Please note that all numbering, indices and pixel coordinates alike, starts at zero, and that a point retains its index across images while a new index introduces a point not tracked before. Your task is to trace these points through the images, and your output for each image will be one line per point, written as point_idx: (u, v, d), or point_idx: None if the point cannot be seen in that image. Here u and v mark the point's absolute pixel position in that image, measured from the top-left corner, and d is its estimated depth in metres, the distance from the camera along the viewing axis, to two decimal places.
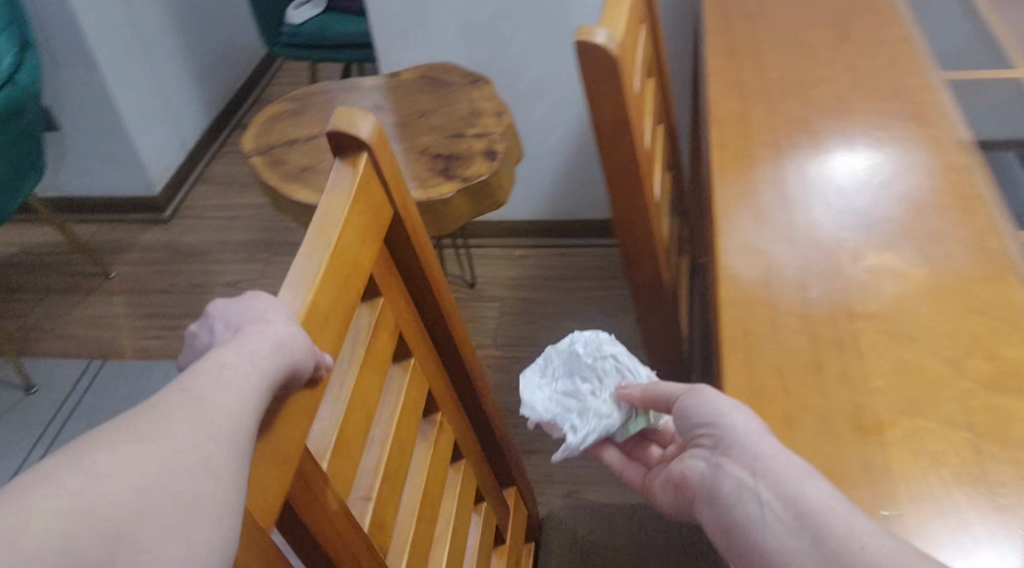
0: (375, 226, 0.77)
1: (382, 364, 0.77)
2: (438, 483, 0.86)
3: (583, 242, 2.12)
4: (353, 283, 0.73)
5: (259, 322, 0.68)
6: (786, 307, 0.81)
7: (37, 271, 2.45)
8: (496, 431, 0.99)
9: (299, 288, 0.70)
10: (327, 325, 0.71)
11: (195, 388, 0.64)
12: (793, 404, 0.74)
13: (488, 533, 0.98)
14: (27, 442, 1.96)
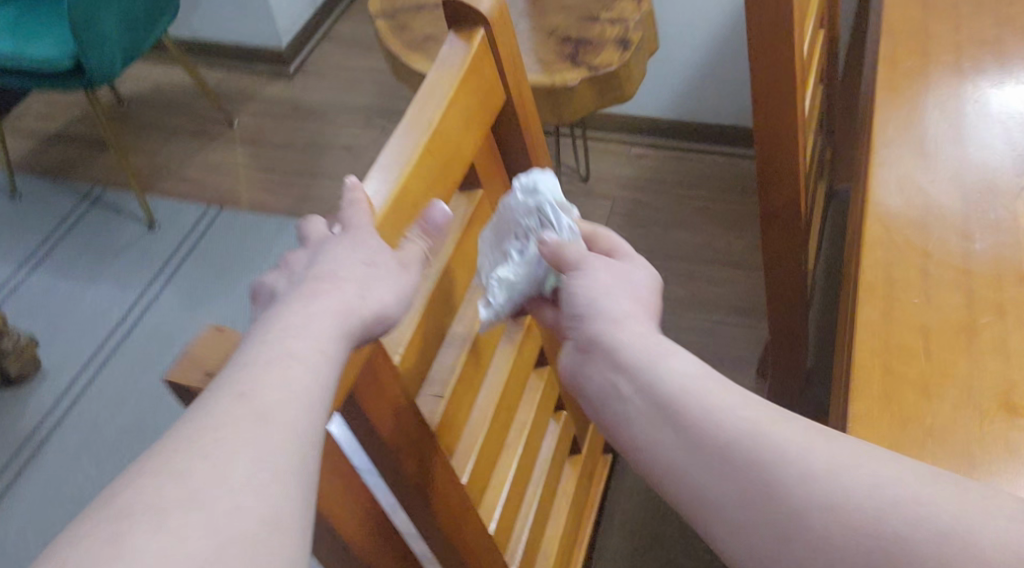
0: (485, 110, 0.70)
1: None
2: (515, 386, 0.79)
3: (711, 148, 2.00)
4: (448, 169, 0.67)
5: (340, 266, 0.64)
6: (943, 257, 0.71)
7: (163, 110, 2.46)
8: None
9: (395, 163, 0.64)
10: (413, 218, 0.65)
11: (275, 356, 0.60)
12: (936, 369, 0.64)
13: (564, 445, 0.90)
14: (145, 278, 2.03)
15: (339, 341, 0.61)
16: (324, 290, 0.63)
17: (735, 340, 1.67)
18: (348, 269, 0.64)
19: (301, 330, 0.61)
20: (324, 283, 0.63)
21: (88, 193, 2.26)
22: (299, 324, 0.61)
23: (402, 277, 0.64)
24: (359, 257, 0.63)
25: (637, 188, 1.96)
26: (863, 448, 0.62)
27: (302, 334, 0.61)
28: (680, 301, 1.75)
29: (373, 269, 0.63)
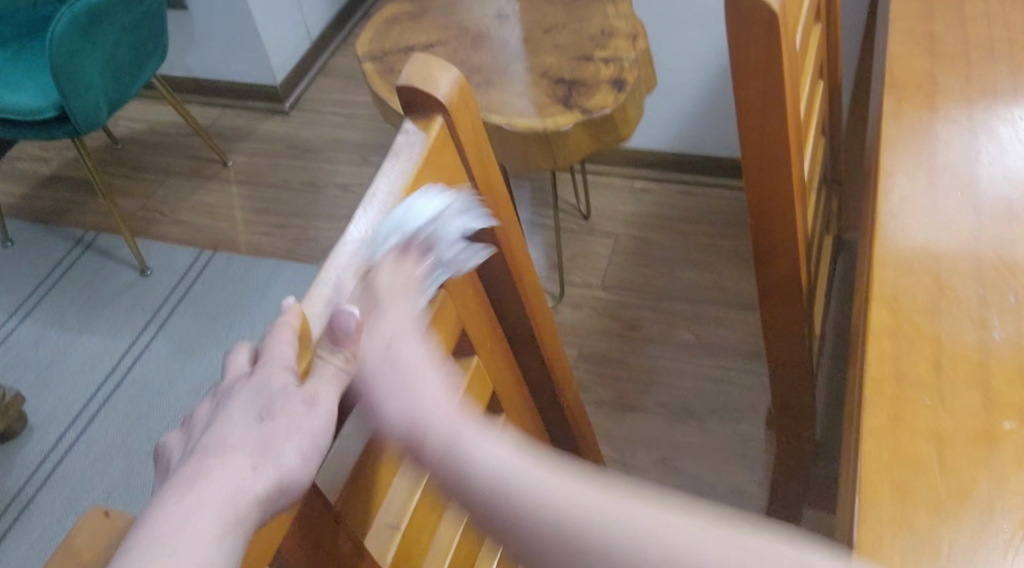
0: (449, 203, 0.64)
1: (435, 365, 0.62)
2: None
3: (716, 181, 1.93)
4: (403, 270, 0.60)
5: (243, 412, 0.56)
6: (958, 349, 0.64)
7: (158, 151, 2.42)
8: (574, 427, 0.83)
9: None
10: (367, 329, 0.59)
11: (159, 553, 0.52)
12: (950, 489, 0.58)
13: None
14: (135, 328, 1.97)
15: (241, 516, 0.53)
16: (212, 465, 0.54)
17: (744, 387, 1.59)
18: (247, 423, 0.56)
19: (189, 512, 0.53)
20: (215, 450, 0.55)
21: (81, 238, 2.21)
22: (189, 504, 0.53)
23: (316, 427, 0.56)
24: (260, 412, 0.56)
25: (640, 225, 1.89)
26: None
27: (185, 527, 0.52)
28: (686, 345, 1.67)
29: (281, 420, 0.56)
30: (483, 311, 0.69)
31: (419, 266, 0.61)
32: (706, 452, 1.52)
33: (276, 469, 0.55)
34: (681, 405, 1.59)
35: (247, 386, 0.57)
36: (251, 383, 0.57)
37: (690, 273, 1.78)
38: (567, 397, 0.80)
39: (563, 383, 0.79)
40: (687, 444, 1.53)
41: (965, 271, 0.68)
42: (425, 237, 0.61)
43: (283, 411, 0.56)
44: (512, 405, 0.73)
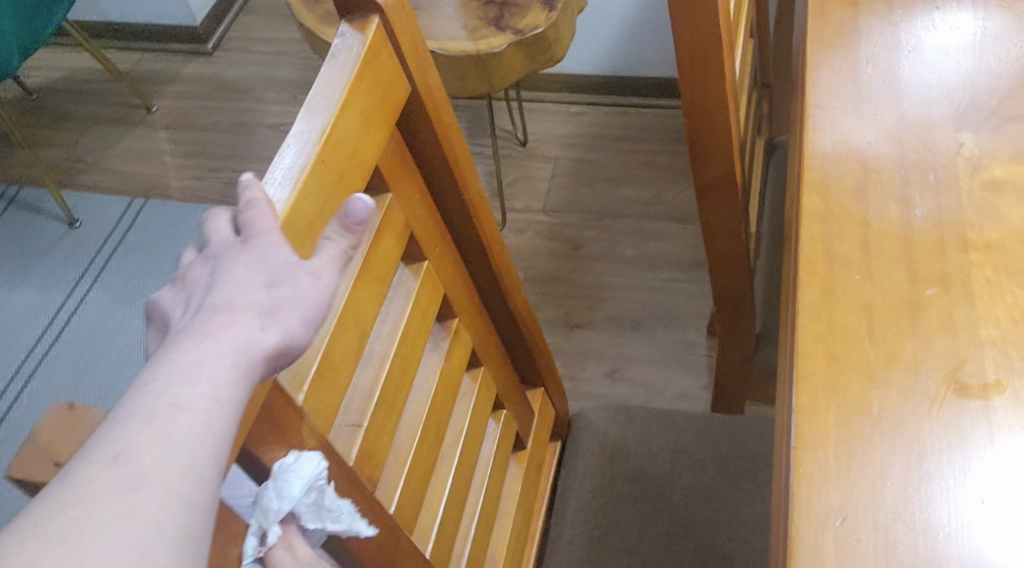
0: (388, 110, 0.62)
1: (385, 278, 0.63)
2: (447, 394, 0.72)
3: (650, 99, 1.95)
4: (349, 176, 0.58)
5: (240, 280, 0.52)
6: (884, 228, 0.67)
7: (79, 100, 2.35)
8: (527, 334, 0.86)
9: (288, 174, 0.54)
10: (318, 221, 0.56)
11: (153, 423, 0.48)
12: (880, 354, 0.61)
13: (507, 443, 0.84)
14: (74, 280, 1.94)
15: (239, 386, 0.50)
16: (218, 325, 0.51)
17: (688, 297, 1.64)
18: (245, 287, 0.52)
19: (192, 368, 0.49)
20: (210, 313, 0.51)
21: (3, 195, 2.15)
22: (188, 365, 0.50)
23: (320, 301, 0.53)
24: (263, 280, 0.52)
25: (577, 147, 1.91)
26: (808, 448, 0.59)
27: (186, 394, 0.49)
28: (630, 261, 1.71)
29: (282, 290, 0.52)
30: (433, 223, 0.69)
31: (364, 174, 0.59)
32: (653, 361, 1.57)
33: (280, 330, 0.52)
34: (630, 317, 1.63)
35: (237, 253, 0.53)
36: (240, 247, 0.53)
37: (627, 190, 1.82)
38: (519, 307, 0.82)
39: (511, 291, 0.81)
40: (632, 351, 1.58)
41: (888, 156, 0.71)
42: (367, 143, 0.60)
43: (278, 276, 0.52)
44: (466, 313, 0.74)
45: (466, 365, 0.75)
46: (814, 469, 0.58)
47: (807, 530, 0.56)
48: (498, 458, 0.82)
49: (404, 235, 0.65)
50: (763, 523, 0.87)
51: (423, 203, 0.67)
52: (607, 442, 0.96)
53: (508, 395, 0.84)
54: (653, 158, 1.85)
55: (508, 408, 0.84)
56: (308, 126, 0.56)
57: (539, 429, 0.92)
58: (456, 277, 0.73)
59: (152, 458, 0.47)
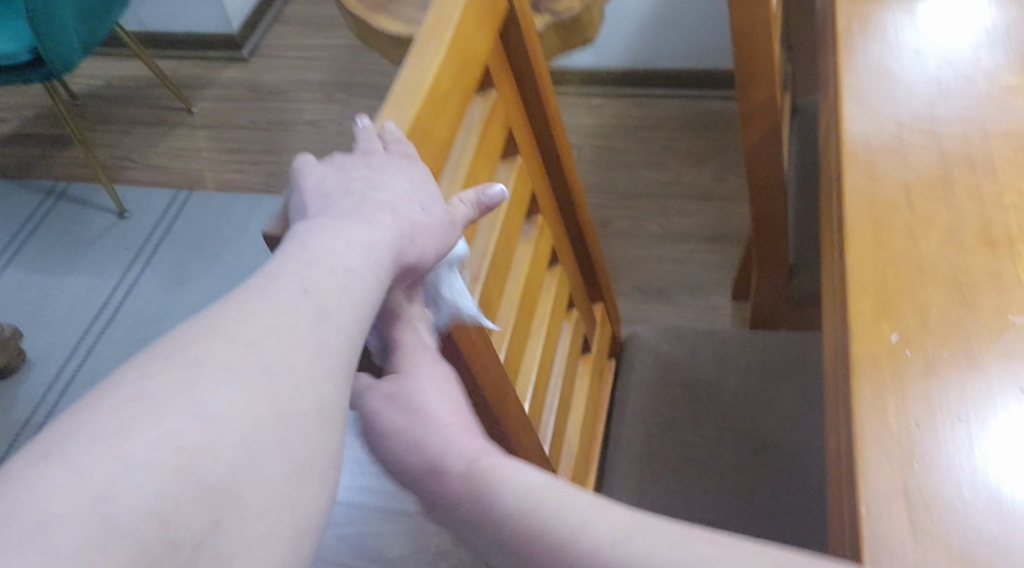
0: (494, 14, 0.72)
1: (492, 159, 0.73)
2: (536, 279, 0.82)
3: (668, 92, 2.07)
4: (470, 64, 0.68)
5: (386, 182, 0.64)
6: (915, 126, 0.78)
7: (120, 103, 2.47)
8: (592, 247, 0.96)
9: (429, 50, 0.64)
10: (436, 141, 0.64)
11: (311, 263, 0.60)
12: (919, 219, 0.72)
13: (578, 342, 0.94)
14: (121, 266, 2.05)
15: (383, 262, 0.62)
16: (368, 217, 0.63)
17: (710, 268, 1.74)
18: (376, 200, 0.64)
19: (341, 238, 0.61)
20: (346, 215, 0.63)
21: (52, 190, 2.29)
22: (341, 234, 0.62)
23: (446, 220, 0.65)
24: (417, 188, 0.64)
25: (600, 136, 2.02)
26: (862, 292, 0.69)
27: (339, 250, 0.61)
28: (653, 236, 1.82)
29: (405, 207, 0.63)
30: (523, 126, 0.80)
31: (478, 65, 0.70)
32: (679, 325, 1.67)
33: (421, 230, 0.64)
34: (654, 287, 1.73)
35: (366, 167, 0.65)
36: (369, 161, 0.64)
37: (649, 174, 1.93)
38: (588, 218, 0.93)
39: (581, 203, 0.92)
40: (660, 317, 1.69)
41: (915, 72, 0.82)
42: (481, 37, 0.70)
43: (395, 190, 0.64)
44: (547, 212, 0.85)
45: (547, 259, 0.85)
46: (868, 308, 0.68)
47: (866, 357, 0.66)
48: (572, 352, 0.92)
49: (503, 128, 0.76)
50: (804, 414, 0.96)
51: (516, 106, 0.78)
52: (658, 355, 1.05)
53: (576, 298, 0.94)
54: (673, 145, 1.97)
55: (576, 310, 0.94)
56: (441, 14, 0.66)
57: (600, 340, 1.02)
58: (540, 178, 0.84)
59: (303, 321, 0.58)
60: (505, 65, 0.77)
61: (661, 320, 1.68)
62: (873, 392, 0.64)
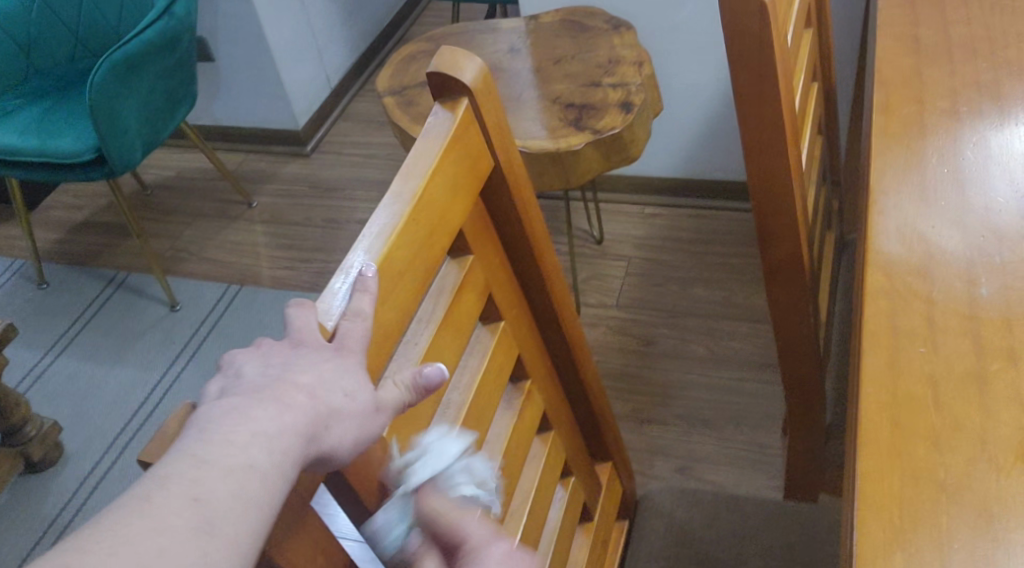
0: (473, 179, 0.68)
1: (464, 329, 0.68)
2: (519, 451, 0.76)
3: (725, 204, 1.99)
4: (436, 237, 0.64)
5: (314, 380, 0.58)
6: (949, 305, 0.69)
7: (184, 195, 2.51)
8: (598, 407, 0.89)
9: (381, 231, 0.62)
10: (382, 336, 0.61)
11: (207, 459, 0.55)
12: (946, 421, 0.63)
13: (574, 510, 0.87)
14: (165, 360, 2.05)
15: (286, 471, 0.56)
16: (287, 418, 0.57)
17: (759, 398, 1.64)
18: (258, 419, 0.57)
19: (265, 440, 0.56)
20: (222, 416, 0.57)
21: (113, 278, 2.32)
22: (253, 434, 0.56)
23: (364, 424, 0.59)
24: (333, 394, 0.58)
25: (651, 248, 1.95)
26: (874, 519, 0.59)
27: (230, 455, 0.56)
28: (700, 358, 1.73)
29: (348, 403, 0.58)
30: (510, 288, 0.75)
31: (450, 235, 0.66)
32: (723, 460, 1.56)
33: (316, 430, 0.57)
34: (697, 415, 1.64)
35: (236, 396, 0.58)
36: (222, 405, 0.58)
37: (700, 291, 1.85)
38: (592, 379, 0.86)
39: (584, 364, 0.85)
40: (702, 447, 1.59)
41: (955, 240, 0.73)
42: (454, 208, 0.66)
43: (319, 374, 0.58)
44: (537, 375, 0.79)
45: (537, 425, 0.79)
46: (880, 531, 0.59)
47: None
48: (564, 523, 0.84)
49: (482, 295, 0.70)
50: None
51: (501, 268, 0.73)
52: (672, 523, 0.96)
53: (574, 462, 0.87)
54: (727, 260, 1.88)
55: (574, 476, 0.87)
56: (402, 187, 0.63)
57: (606, 502, 0.94)
58: (529, 343, 0.78)
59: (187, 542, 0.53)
60: (487, 226, 0.72)
61: (704, 451, 1.58)
62: None
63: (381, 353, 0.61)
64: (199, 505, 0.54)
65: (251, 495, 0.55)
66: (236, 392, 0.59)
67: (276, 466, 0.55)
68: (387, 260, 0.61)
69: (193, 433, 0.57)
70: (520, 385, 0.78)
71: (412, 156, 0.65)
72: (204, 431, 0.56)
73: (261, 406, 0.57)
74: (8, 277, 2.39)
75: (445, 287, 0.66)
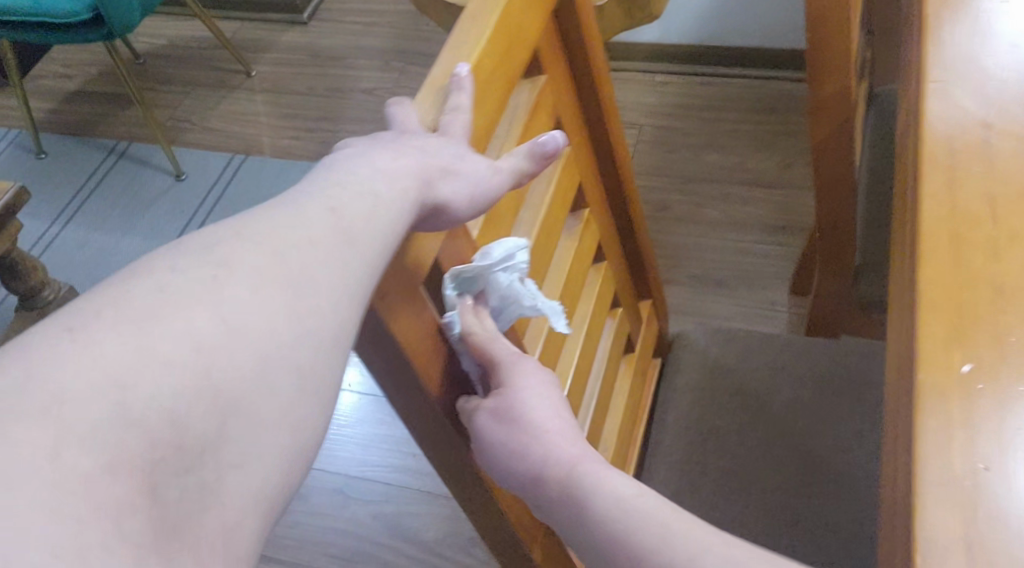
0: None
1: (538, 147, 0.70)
2: (579, 275, 0.79)
3: (736, 71, 1.98)
4: (519, 46, 0.65)
5: (425, 141, 0.65)
6: (1005, 128, 0.71)
7: (182, 65, 2.47)
8: (644, 243, 0.93)
9: (471, 38, 0.62)
10: (475, 134, 0.63)
11: (337, 192, 0.62)
12: (1004, 234, 0.65)
13: (620, 340, 0.91)
14: (177, 227, 2.06)
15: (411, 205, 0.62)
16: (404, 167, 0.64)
17: (769, 259, 1.67)
18: (379, 167, 0.64)
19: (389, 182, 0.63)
20: (342, 170, 0.64)
21: (114, 148, 2.30)
22: (375, 179, 0.63)
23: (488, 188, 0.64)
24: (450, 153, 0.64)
25: (662, 115, 1.95)
26: (932, 316, 0.63)
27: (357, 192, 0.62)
28: (712, 223, 1.75)
29: (460, 161, 0.63)
30: (574, 115, 0.77)
31: (527, 49, 0.66)
32: (735, 317, 1.61)
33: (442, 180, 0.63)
34: (710, 276, 1.68)
35: (355, 158, 0.65)
36: (345, 160, 0.65)
37: (710, 157, 1.86)
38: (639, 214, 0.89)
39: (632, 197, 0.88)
40: (712, 305, 1.63)
41: (1010, 68, 0.75)
42: (534, 21, 0.67)
43: (429, 141, 0.65)
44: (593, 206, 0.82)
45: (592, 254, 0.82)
46: (943, 336, 0.62)
47: (936, 386, 0.60)
48: (613, 351, 0.89)
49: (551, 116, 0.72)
50: (858, 432, 0.91)
51: (567, 93, 0.75)
52: (707, 358, 1.00)
53: (622, 295, 0.91)
54: (736, 126, 1.89)
55: (620, 308, 0.91)
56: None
57: (645, 336, 0.99)
58: (587, 172, 0.80)
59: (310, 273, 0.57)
60: (558, 54, 0.73)
61: (715, 308, 1.63)
62: (938, 426, 0.59)
63: (477, 146, 0.64)
64: (317, 227, 0.59)
65: (385, 221, 0.60)
66: (359, 151, 0.66)
67: (391, 205, 0.61)
68: (476, 67, 0.61)
69: (324, 176, 0.63)
70: (578, 213, 0.80)
71: None
72: (332, 177, 0.63)
73: (385, 160, 0.64)
74: (8, 148, 2.36)
75: (521, 104, 0.68)
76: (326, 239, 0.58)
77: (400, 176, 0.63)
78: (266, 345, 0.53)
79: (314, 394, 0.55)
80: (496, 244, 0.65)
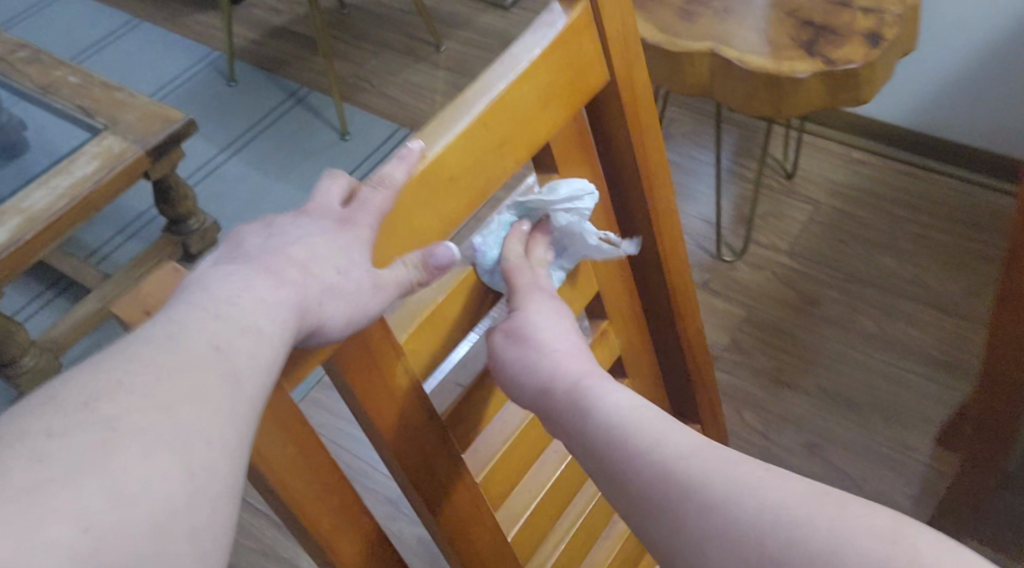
0: (563, 94, 0.71)
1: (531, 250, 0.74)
2: None
3: (955, 172, 1.74)
4: (505, 145, 0.69)
5: (312, 248, 0.65)
6: None
7: (379, 23, 2.44)
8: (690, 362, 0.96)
9: (442, 133, 0.66)
10: (410, 226, 0.66)
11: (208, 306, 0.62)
12: None
13: None
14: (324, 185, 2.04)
15: (290, 317, 0.63)
16: (281, 277, 0.64)
17: (920, 395, 1.47)
18: (260, 286, 0.63)
19: (257, 296, 0.63)
20: (222, 276, 0.64)
21: (294, 93, 2.30)
22: (248, 289, 0.63)
23: (371, 299, 0.65)
24: (337, 265, 0.65)
25: (845, 197, 1.75)
26: None
27: (232, 301, 0.62)
28: (867, 334, 1.56)
29: (343, 276, 0.65)
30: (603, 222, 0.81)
31: (529, 148, 0.71)
32: (861, 450, 1.42)
33: (325, 291, 0.64)
34: (845, 397, 1.49)
35: (235, 262, 0.65)
36: (226, 270, 0.64)
37: (887, 258, 1.65)
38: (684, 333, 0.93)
39: (682, 317, 0.92)
40: (839, 427, 1.45)
41: None
42: (539, 123, 0.71)
43: (313, 248, 0.65)
44: (615, 319, 0.86)
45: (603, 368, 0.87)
46: None
47: None
48: None
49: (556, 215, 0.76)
50: None
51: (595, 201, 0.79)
52: None
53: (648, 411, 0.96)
54: (928, 230, 1.67)
55: None
56: (489, 89, 0.67)
57: None
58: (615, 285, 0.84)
59: (217, 380, 0.59)
60: (580, 157, 0.76)
61: (842, 431, 1.45)
62: None
63: (399, 237, 0.66)
64: (200, 364, 0.60)
65: (264, 348, 0.61)
66: (236, 264, 0.65)
67: (270, 334, 0.61)
68: (432, 162, 0.65)
69: (199, 299, 0.62)
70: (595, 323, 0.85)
71: (498, 67, 0.68)
72: (211, 295, 0.62)
73: (287, 267, 0.65)
74: (201, 68, 2.41)
75: None
76: (209, 377, 0.59)
77: (278, 288, 0.63)
78: (159, 496, 0.55)
79: (219, 541, 0.57)
80: (564, 183, 0.74)
